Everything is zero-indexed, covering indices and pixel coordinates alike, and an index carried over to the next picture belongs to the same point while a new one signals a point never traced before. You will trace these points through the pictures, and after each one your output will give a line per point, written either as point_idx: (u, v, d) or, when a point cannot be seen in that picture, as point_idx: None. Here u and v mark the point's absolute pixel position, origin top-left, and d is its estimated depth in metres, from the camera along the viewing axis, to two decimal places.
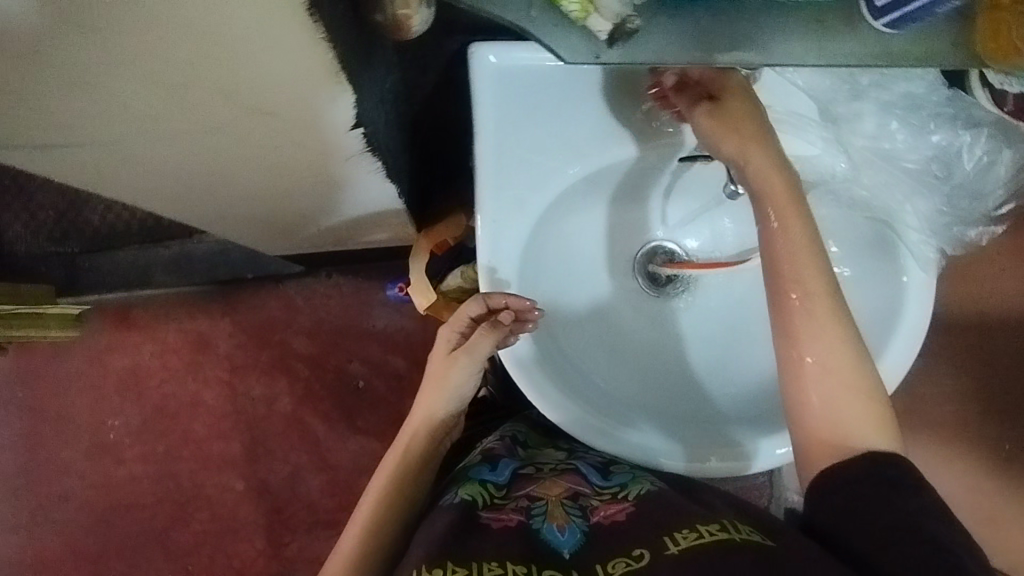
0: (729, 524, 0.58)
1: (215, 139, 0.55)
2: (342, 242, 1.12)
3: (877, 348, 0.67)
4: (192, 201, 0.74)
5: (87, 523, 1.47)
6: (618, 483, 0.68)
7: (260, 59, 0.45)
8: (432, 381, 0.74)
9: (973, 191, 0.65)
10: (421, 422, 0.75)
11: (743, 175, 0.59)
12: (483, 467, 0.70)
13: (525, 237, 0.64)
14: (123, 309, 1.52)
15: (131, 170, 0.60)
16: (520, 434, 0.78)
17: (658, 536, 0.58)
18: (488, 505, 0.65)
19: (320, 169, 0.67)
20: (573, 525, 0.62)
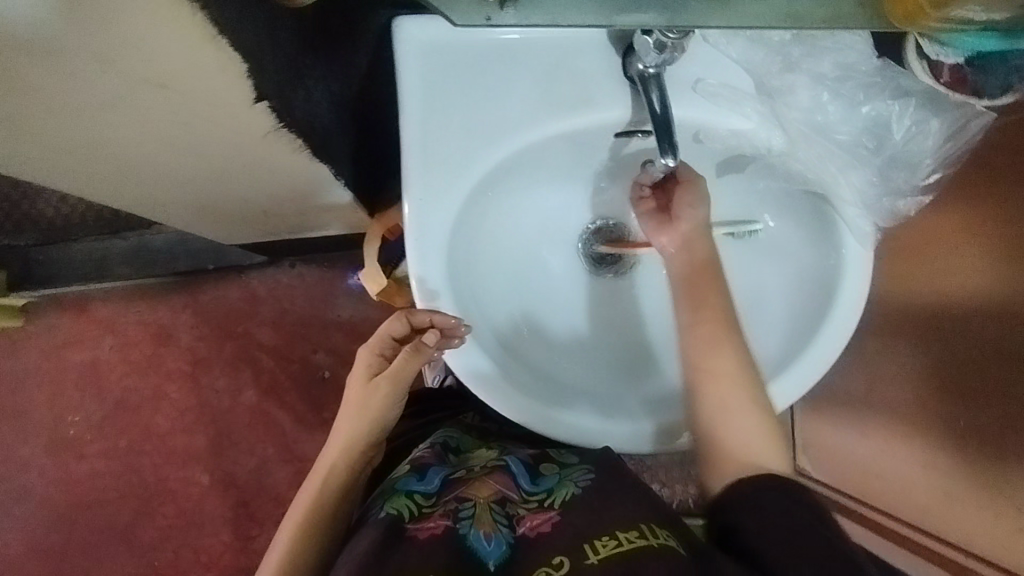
0: (647, 530, 0.57)
1: (129, 123, 0.61)
2: (297, 231, 1.12)
3: (816, 321, 0.67)
4: (143, 200, 0.80)
5: (49, 521, 1.44)
6: (546, 488, 0.66)
7: (147, 35, 0.50)
8: (353, 411, 0.74)
9: (905, 161, 0.64)
10: (338, 453, 0.74)
11: (674, 148, 0.59)
12: (411, 479, 0.68)
13: (455, 217, 0.62)
14: (81, 302, 1.49)
15: (58, 168, 0.65)
16: (452, 440, 0.78)
17: (576, 545, 0.57)
18: (415, 516, 0.63)
19: (246, 153, 0.73)
20: (499, 534, 0.61)
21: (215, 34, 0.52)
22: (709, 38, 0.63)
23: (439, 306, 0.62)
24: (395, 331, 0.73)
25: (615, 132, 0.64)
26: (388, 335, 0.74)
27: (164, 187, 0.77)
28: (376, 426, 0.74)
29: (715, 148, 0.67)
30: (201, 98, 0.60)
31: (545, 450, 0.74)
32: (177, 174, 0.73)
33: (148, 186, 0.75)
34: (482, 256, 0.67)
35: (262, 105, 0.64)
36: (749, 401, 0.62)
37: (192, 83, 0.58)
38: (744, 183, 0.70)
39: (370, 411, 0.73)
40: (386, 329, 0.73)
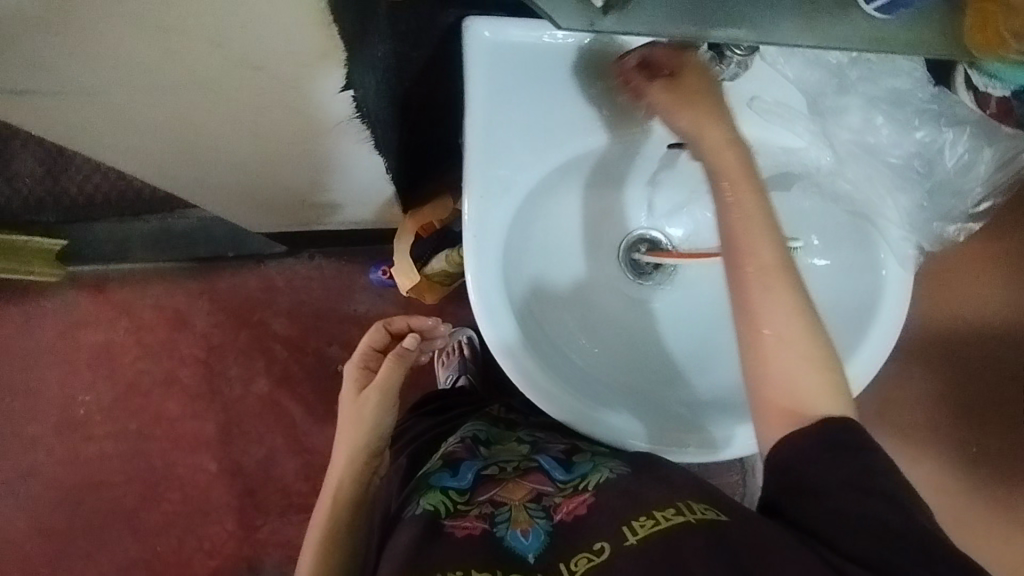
0: (683, 506, 0.58)
1: (205, 97, 0.58)
2: (325, 222, 1.12)
3: (853, 341, 0.68)
4: (187, 171, 0.77)
5: (53, 500, 1.44)
6: (580, 474, 0.68)
7: (258, 20, 0.46)
8: (348, 424, 0.79)
9: (953, 188, 0.65)
10: (344, 468, 0.77)
11: (731, 162, 0.60)
12: (444, 475, 0.70)
13: (512, 215, 0.63)
14: (99, 283, 1.49)
15: (113, 126, 0.62)
16: (481, 433, 0.80)
17: (615, 528, 0.59)
18: (450, 513, 0.65)
19: (311, 138, 0.70)
20: (537, 527, 0.62)
21: (329, 19, 0.48)
22: (768, 56, 0.64)
23: (491, 301, 0.62)
24: (376, 342, 0.83)
25: (670, 143, 0.66)
26: (370, 347, 0.83)
27: (215, 169, 0.77)
28: (373, 436, 0.78)
29: (765, 165, 0.68)
30: (288, 83, 0.57)
31: (575, 441, 0.75)
32: (242, 161, 0.75)
33: (200, 165, 0.75)
34: (531, 255, 0.68)
35: (346, 94, 0.61)
36: (813, 352, 0.55)
37: (286, 69, 0.54)
38: (791, 202, 0.70)
39: (364, 421, 0.78)
40: (367, 341, 0.83)
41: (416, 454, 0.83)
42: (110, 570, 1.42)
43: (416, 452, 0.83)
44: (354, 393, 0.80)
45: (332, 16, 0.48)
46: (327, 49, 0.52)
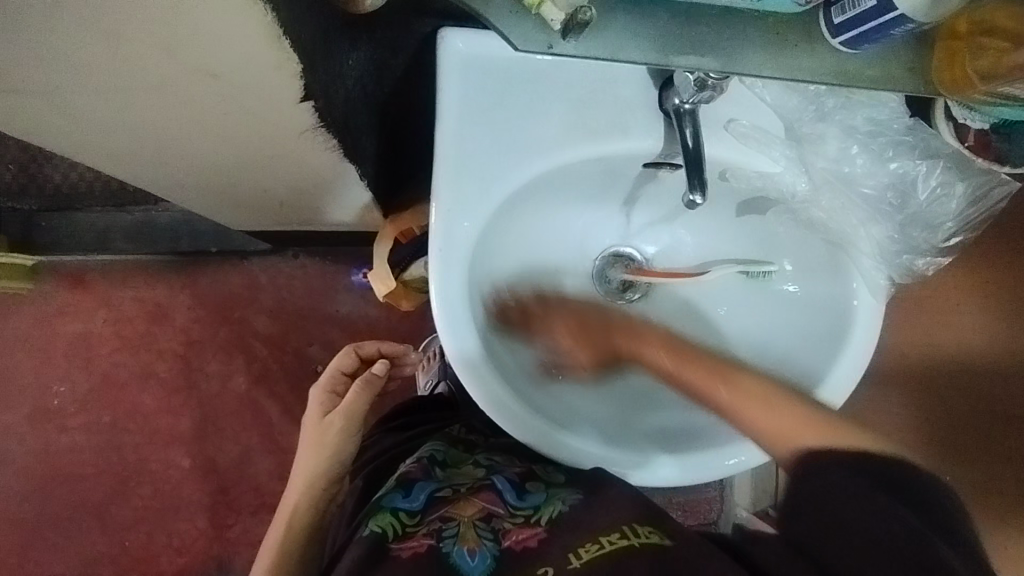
0: (628, 529, 0.59)
1: (165, 100, 0.56)
2: (305, 224, 1.11)
3: (822, 367, 0.68)
4: (154, 169, 0.75)
5: (22, 491, 1.42)
6: (533, 504, 0.66)
7: (199, 24, 0.44)
8: (309, 449, 0.80)
9: (926, 222, 0.65)
10: (301, 493, 0.78)
11: (703, 186, 0.60)
12: (396, 496, 0.68)
13: (480, 229, 0.62)
14: (78, 272, 1.48)
15: (71, 123, 0.61)
16: (441, 453, 0.77)
17: (561, 555, 0.59)
18: (399, 536, 0.63)
19: (280, 145, 0.69)
20: (484, 549, 0.61)
21: (281, 33, 0.46)
22: (746, 80, 0.64)
23: (455, 316, 0.61)
24: (344, 366, 0.86)
25: (644, 163, 0.65)
26: (340, 371, 0.86)
27: (177, 169, 0.75)
28: (333, 462, 0.80)
29: (740, 188, 0.67)
30: (250, 90, 0.55)
31: (532, 465, 0.74)
32: (206, 163, 0.74)
33: (159, 159, 0.72)
34: (501, 269, 0.67)
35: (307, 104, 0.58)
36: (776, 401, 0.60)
37: (243, 75, 0.52)
38: (764, 226, 0.70)
39: (326, 446, 0.79)
40: (335, 365, 0.86)
41: (373, 476, 0.81)
42: (78, 563, 1.40)
43: (372, 473, 0.81)
44: (318, 417, 0.82)
45: (283, 29, 0.46)
46: (282, 61, 0.50)
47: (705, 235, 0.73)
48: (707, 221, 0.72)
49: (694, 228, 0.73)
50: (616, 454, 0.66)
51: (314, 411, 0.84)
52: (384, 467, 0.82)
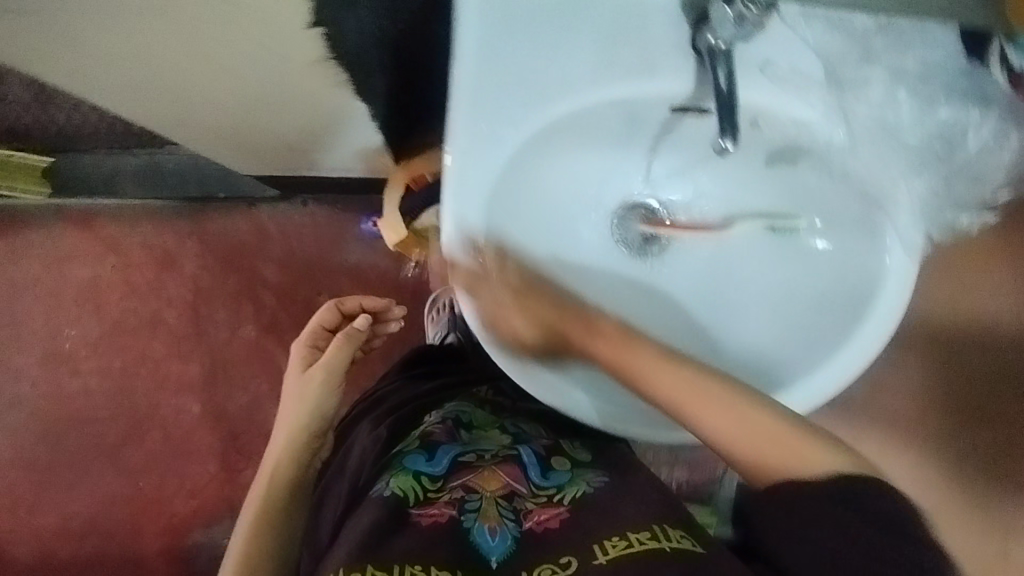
0: (659, 531, 0.56)
1: (173, 28, 0.60)
2: (316, 169, 1.09)
3: (847, 325, 0.67)
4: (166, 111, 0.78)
5: (37, 432, 1.44)
6: (556, 484, 0.67)
7: None
8: (292, 403, 0.79)
9: (972, 173, 0.63)
10: (284, 447, 0.77)
11: (735, 131, 0.56)
12: (419, 458, 0.67)
13: (497, 174, 0.60)
14: (87, 216, 1.47)
15: (83, 57, 0.64)
16: (465, 414, 0.77)
17: (585, 544, 0.57)
18: (420, 500, 0.62)
19: (284, 76, 0.72)
20: (505, 529, 0.60)
21: None
22: (788, 18, 0.60)
23: (468, 264, 0.61)
24: (327, 320, 0.86)
25: (671, 107, 0.62)
26: (320, 326, 0.86)
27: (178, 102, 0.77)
28: (316, 416, 0.79)
29: (773, 136, 0.64)
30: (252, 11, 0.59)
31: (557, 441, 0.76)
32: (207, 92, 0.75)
33: (165, 97, 0.75)
34: (520, 217, 0.65)
35: (315, 29, 0.64)
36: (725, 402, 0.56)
37: None
38: (796, 176, 0.67)
39: (308, 399, 0.79)
40: (318, 321, 0.86)
41: (396, 424, 0.79)
42: (93, 503, 1.43)
43: (395, 421, 0.79)
44: (300, 372, 0.82)
45: None
46: None
47: (739, 184, 0.70)
48: (734, 172, 0.69)
49: (728, 177, 0.70)
50: (620, 410, 0.67)
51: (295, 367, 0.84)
52: (406, 416, 0.80)
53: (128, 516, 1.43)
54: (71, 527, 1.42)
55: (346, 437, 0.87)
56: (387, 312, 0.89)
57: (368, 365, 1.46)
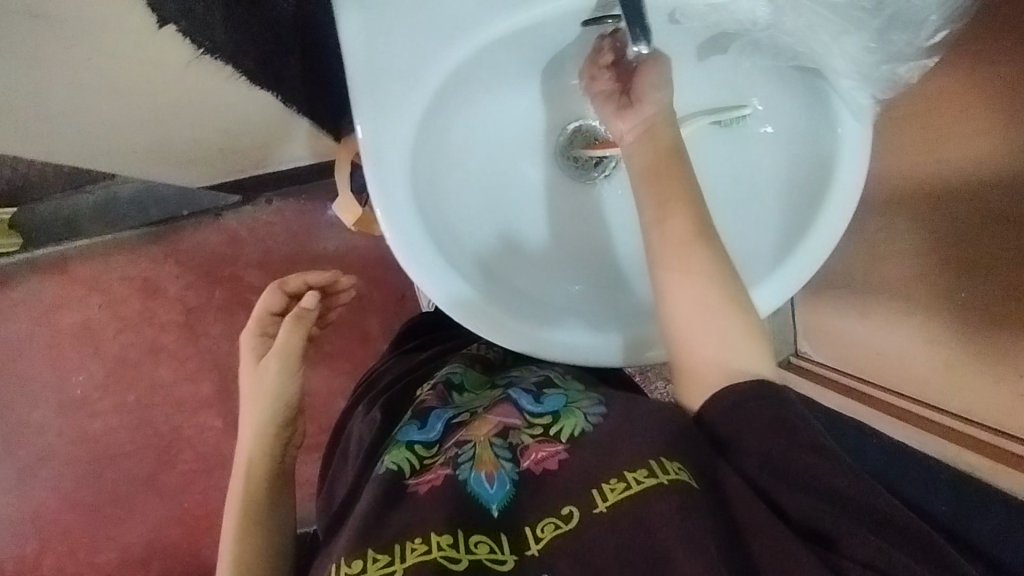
0: (656, 466, 0.55)
1: (15, 67, 0.59)
2: (262, 166, 1.06)
3: (811, 209, 0.63)
4: (67, 145, 0.78)
5: (73, 478, 1.48)
6: (550, 410, 0.64)
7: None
8: (252, 396, 0.76)
9: (907, 21, 0.57)
10: (254, 440, 0.75)
11: (647, 34, 0.54)
12: (412, 429, 0.66)
13: (414, 133, 0.57)
14: (59, 262, 1.46)
15: None
16: (457, 374, 0.75)
17: (585, 489, 0.56)
18: (416, 471, 0.61)
19: (160, 76, 0.71)
20: (502, 473, 0.60)
21: None
22: None
23: (406, 231, 0.58)
24: (273, 305, 0.79)
25: (582, 21, 0.59)
26: (267, 312, 0.79)
27: (71, 143, 0.77)
28: (279, 403, 0.76)
29: (694, 28, 0.60)
30: (80, 25, 0.57)
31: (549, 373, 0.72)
32: (94, 121, 0.75)
33: (54, 133, 0.74)
34: (450, 174, 0.63)
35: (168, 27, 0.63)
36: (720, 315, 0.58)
37: (71, 12, 0.55)
38: (727, 64, 0.64)
39: (267, 390, 0.75)
40: (263, 306, 0.79)
41: (391, 406, 0.78)
42: (146, 530, 1.48)
43: (390, 402, 0.79)
44: (254, 362, 0.78)
45: None
46: None
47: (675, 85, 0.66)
48: None
49: None
50: (606, 339, 0.64)
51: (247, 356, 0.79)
52: (399, 395, 0.80)
53: (182, 535, 1.48)
54: (133, 556, 1.48)
55: (346, 423, 0.88)
56: (335, 285, 0.83)
57: (371, 345, 1.47)
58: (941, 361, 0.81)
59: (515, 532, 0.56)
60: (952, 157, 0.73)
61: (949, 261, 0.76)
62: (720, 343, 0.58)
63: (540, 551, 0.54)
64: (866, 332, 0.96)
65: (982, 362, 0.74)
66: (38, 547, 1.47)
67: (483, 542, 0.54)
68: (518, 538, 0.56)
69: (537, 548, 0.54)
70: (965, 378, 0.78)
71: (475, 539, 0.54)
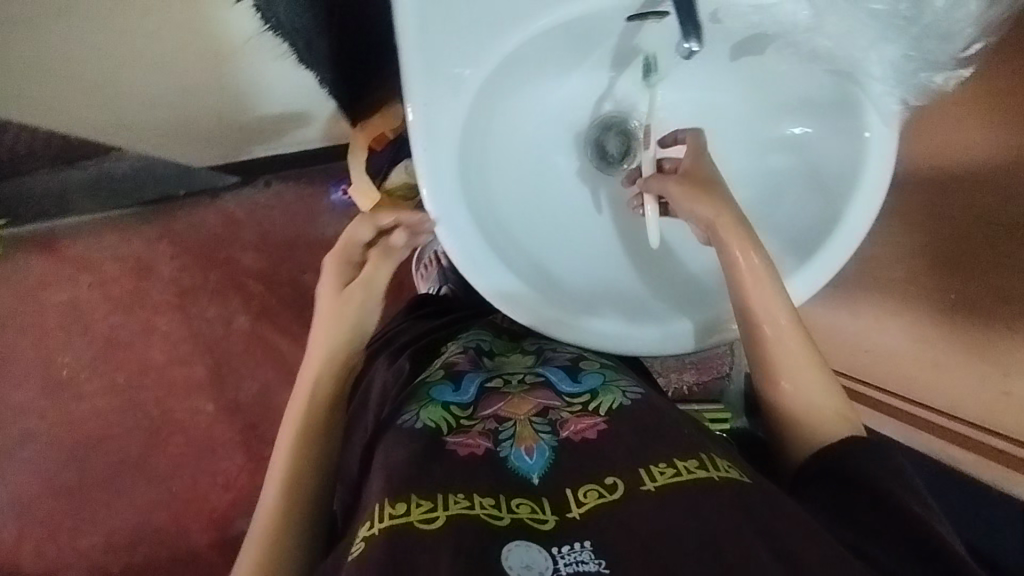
0: (706, 460, 0.56)
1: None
2: (269, 149, 1.04)
3: (832, 212, 0.66)
4: (102, 103, 0.79)
5: (57, 461, 1.44)
6: (589, 389, 0.67)
7: None
8: (325, 323, 0.73)
9: (940, 32, 0.61)
10: (313, 382, 0.71)
11: (698, 33, 0.55)
12: (446, 389, 0.66)
13: (463, 120, 0.58)
14: (47, 239, 1.42)
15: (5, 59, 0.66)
16: (485, 344, 0.77)
17: (632, 468, 0.56)
18: (452, 429, 0.61)
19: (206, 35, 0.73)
20: (542, 443, 0.60)
21: None
22: None
23: (451, 216, 0.59)
24: (359, 237, 0.75)
25: (627, 16, 0.59)
26: (353, 241, 0.75)
27: (90, 97, 0.77)
28: (355, 332, 0.74)
29: (736, 29, 0.62)
30: None
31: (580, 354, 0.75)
32: (113, 75, 0.75)
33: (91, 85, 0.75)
34: (494, 161, 0.64)
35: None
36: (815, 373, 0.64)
37: None
38: (763, 65, 0.65)
39: (344, 324, 0.73)
40: (349, 237, 0.75)
41: (416, 363, 0.77)
42: (131, 515, 1.44)
43: (416, 357, 0.78)
44: (335, 288, 0.75)
45: None
46: None
47: (707, 84, 0.68)
48: (701, 74, 0.67)
49: (695, 81, 0.68)
50: (635, 330, 0.66)
51: (327, 280, 0.76)
52: (425, 353, 0.79)
53: (169, 521, 1.44)
54: (117, 542, 1.43)
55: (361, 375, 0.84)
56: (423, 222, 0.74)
57: None
58: (930, 360, 0.84)
59: (557, 496, 0.55)
60: (947, 160, 0.75)
61: (944, 263, 0.78)
62: (811, 394, 0.63)
63: (580, 515, 0.52)
64: (853, 331, 0.96)
65: (965, 354, 0.78)
66: (17, 531, 1.43)
67: (524, 504, 0.53)
68: (559, 502, 0.54)
69: (579, 512, 0.52)
70: (947, 369, 0.82)
71: (515, 502, 0.53)
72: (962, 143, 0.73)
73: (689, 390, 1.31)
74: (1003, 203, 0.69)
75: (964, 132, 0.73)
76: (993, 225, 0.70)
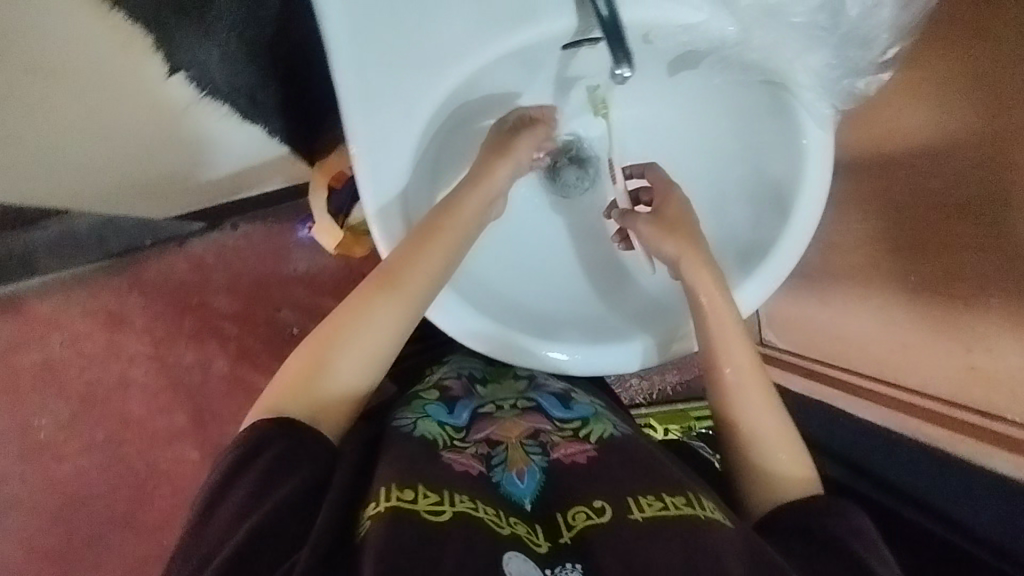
0: (693, 499, 0.55)
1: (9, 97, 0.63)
2: (233, 193, 1.06)
3: (779, 217, 0.68)
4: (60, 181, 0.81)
5: (42, 525, 1.41)
6: (580, 415, 0.70)
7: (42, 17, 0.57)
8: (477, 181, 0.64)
9: (860, 38, 0.64)
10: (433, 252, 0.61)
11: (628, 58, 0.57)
12: (440, 409, 0.67)
13: (406, 158, 0.61)
14: (13, 302, 1.40)
15: None
16: (476, 371, 0.77)
17: (621, 496, 0.56)
18: (448, 446, 0.61)
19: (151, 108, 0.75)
20: (533, 468, 0.61)
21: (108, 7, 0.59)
22: None
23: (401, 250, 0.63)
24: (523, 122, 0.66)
25: (562, 45, 0.61)
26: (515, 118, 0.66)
27: (45, 179, 0.79)
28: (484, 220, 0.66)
29: (666, 47, 0.64)
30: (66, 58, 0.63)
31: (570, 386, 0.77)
32: (64, 158, 0.77)
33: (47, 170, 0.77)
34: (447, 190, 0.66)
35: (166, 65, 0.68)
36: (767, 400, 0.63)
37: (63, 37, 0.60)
38: (700, 77, 0.68)
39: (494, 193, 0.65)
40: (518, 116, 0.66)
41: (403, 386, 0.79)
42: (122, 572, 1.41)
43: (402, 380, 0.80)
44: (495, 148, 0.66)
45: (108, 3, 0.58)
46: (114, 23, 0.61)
47: (649, 97, 0.70)
48: (643, 90, 0.70)
49: (637, 95, 0.70)
50: (599, 346, 0.67)
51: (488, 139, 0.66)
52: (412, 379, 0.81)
53: None
54: None
55: None
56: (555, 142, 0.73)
57: None
58: (896, 343, 0.83)
59: (547, 521, 0.55)
60: (901, 147, 0.78)
61: (903, 248, 0.79)
62: (769, 431, 0.61)
63: (573, 538, 0.52)
64: (831, 320, 0.96)
65: (930, 338, 0.77)
66: None
67: (520, 521, 0.54)
68: (551, 526, 0.55)
69: (570, 535, 0.53)
70: (916, 355, 0.80)
71: (512, 518, 0.54)
72: (913, 127, 0.76)
73: (673, 391, 1.32)
74: (954, 191, 0.71)
75: (912, 113, 0.75)
76: (946, 209, 0.72)
